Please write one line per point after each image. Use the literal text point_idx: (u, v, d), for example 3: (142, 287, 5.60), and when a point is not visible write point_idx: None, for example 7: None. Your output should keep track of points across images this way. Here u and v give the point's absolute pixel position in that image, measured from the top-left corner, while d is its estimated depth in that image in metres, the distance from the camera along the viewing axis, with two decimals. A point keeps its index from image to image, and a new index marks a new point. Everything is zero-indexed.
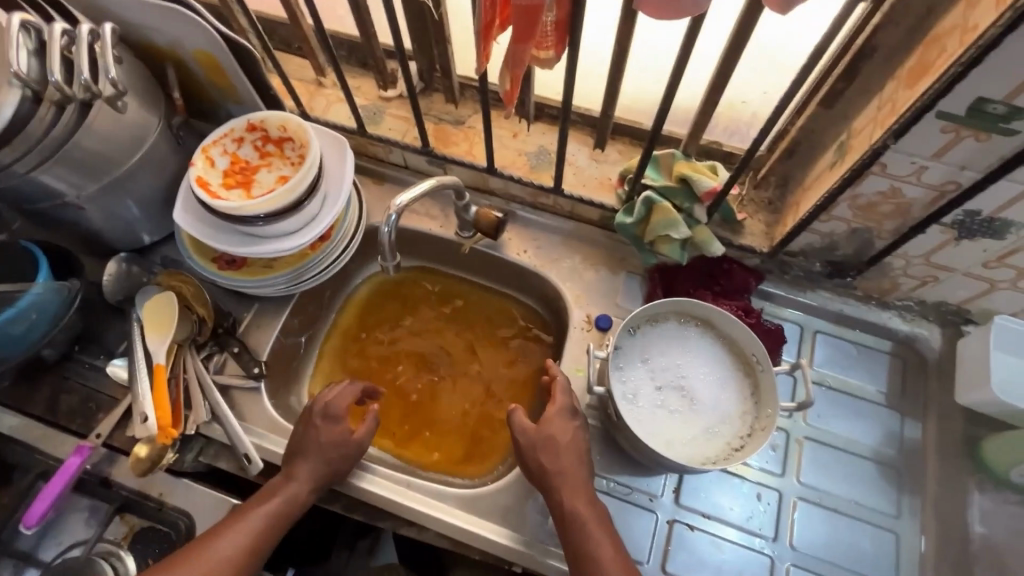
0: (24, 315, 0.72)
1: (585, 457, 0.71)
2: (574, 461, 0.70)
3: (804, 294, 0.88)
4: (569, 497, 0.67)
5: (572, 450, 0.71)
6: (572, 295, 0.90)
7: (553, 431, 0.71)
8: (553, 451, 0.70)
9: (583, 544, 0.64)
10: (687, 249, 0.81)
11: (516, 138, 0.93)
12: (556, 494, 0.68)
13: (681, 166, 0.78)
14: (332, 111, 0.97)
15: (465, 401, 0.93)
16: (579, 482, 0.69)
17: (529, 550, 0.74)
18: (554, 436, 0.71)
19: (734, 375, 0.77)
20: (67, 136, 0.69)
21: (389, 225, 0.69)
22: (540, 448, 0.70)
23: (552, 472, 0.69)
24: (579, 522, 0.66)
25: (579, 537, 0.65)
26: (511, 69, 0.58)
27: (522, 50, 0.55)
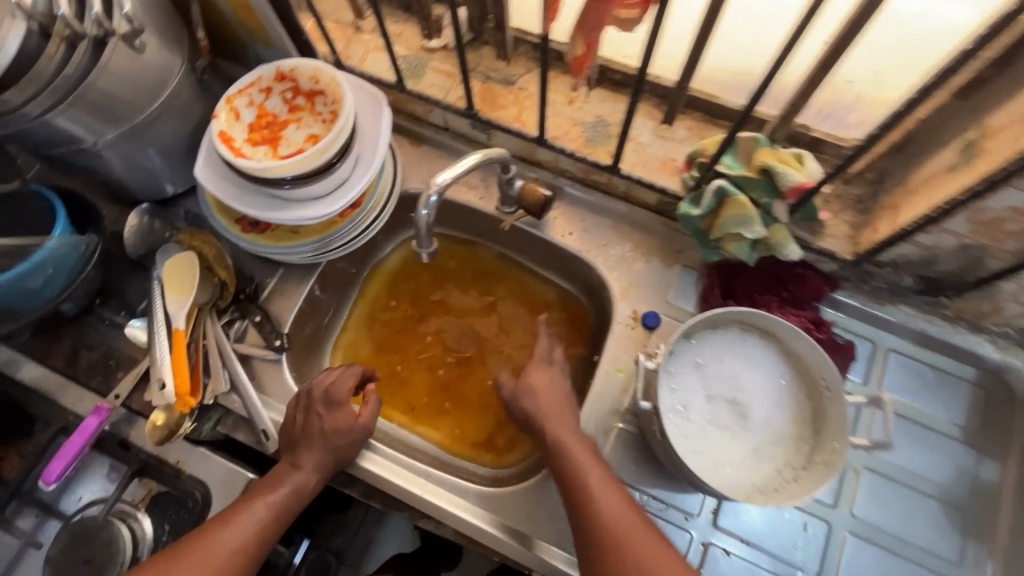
0: (41, 270, 0.68)
1: (570, 404, 0.70)
2: (558, 403, 0.70)
3: (882, 308, 0.78)
4: (552, 430, 0.66)
5: (553, 393, 0.71)
6: (619, 287, 0.82)
7: (533, 378, 0.72)
8: (535, 392, 0.70)
9: (571, 466, 0.63)
10: (757, 249, 0.71)
11: (571, 105, 0.82)
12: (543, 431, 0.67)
13: (764, 154, 0.67)
14: (370, 61, 0.88)
15: (491, 382, 0.87)
16: (566, 422, 0.68)
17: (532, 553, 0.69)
18: (534, 380, 0.71)
19: (795, 397, 0.68)
20: (82, 76, 0.62)
21: (429, 208, 0.62)
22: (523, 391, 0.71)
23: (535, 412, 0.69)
24: (565, 451, 0.64)
25: (566, 464, 0.63)
26: (588, 32, 0.49)
27: (607, 8, 0.47)
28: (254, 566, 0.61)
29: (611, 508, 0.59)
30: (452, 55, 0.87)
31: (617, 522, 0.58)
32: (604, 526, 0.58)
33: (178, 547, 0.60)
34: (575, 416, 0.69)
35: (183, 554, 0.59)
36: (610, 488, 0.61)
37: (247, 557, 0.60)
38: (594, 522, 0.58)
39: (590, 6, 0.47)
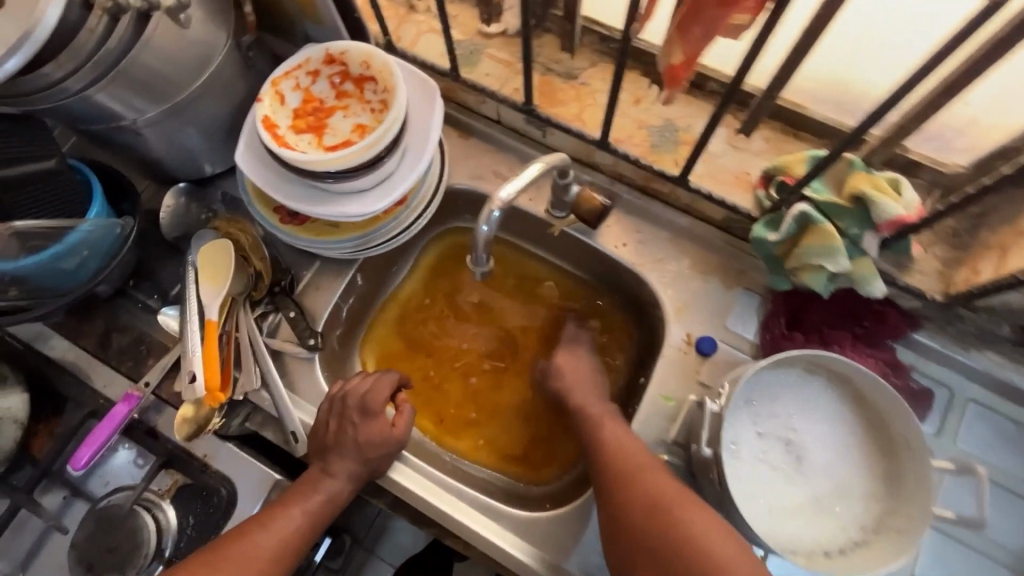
0: (76, 251, 0.66)
1: (598, 378, 0.75)
2: (584, 374, 0.74)
3: (967, 355, 0.70)
4: (578, 396, 0.71)
5: (581, 364, 0.75)
6: (673, 307, 0.75)
7: (560, 358, 0.76)
8: (563, 361, 0.75)
9: (593, 424, 0.67)
10: (835, 282, 0.64)
11: (638, 105, 0.76)
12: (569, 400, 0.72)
13: (858, 179, 0.60)
14: (423, 44, 0.83)
15: (527, 393, 0.83)
16: (591, 391, 0.72)
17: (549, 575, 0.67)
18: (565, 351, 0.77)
19: (864, 448, 0.62)
20: (123, 51, 0.58)
21: (489, 225, 0.57)
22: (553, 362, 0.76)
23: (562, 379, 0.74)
24: (590, 414, 0.69)
25: (589, 424, 0.68)
26: (695, 42, 0.43)
27: (724, 16, 0.40)
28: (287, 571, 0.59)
29: (626, 451, 0.62)
30: (511, 43, 0.81)
31: (632, 460, 0.61)
32: (617, 464, 0.61)
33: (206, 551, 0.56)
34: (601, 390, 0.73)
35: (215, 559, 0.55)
36: (628, 437, 0.64)
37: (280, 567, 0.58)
38: (610, 462, 0.62)
39: (702, 12, 0.41)
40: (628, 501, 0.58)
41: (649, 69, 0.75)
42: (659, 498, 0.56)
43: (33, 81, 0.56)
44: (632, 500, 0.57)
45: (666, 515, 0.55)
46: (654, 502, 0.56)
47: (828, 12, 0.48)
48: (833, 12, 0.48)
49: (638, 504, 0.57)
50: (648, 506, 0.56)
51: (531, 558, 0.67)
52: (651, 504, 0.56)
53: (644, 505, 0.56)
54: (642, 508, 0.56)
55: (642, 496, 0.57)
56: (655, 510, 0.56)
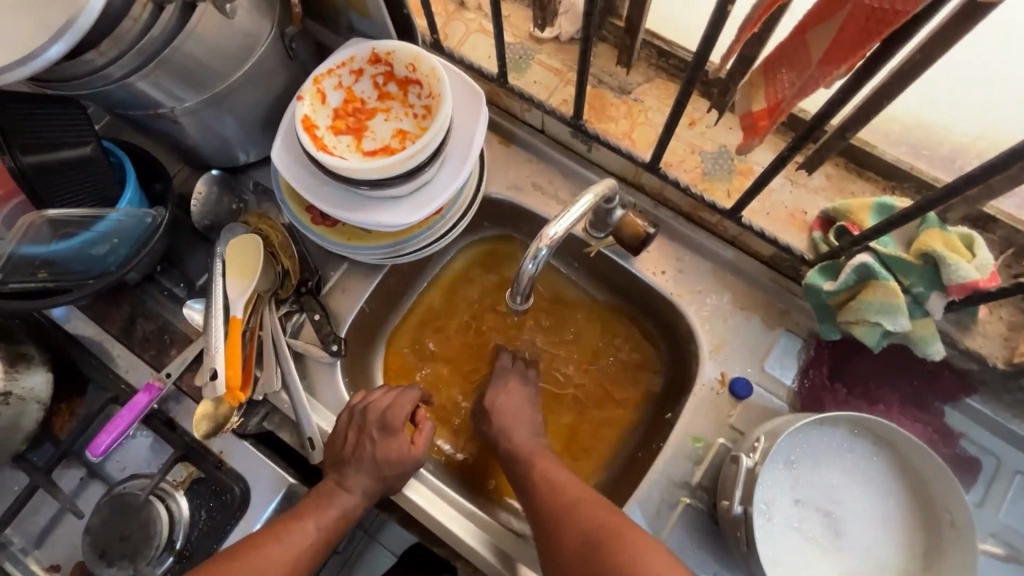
0: (106, 239, 0.65)
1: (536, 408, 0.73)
2: (521, 409, 0.72)
3: (1018, 424, 0.65)
4: (507, 434, 0.70)
5: (522, 396, 0.73)
6: (709, 344, 0.71)
7: (509, 381, 0.74)
8: (500, 397, 0.73)
9: (524, 461, 0.67)
10: (889, 338, 0.60)
11: (692, 128, 0.72)
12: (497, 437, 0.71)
13: (930, 237, 0.57)
14: (471, 44, 0.80)
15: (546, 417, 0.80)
16: (523, 425, 0.70)
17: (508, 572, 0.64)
18: (504, 385, 0.74)
19: (906, 520, 0.58)
20: (167, 39, 0.56)
21: (535, 262, 0.55)
22: (490, 398, 0.73)
23: (500, 412, 0.71)
24: (521, 451, 0.68)
25: (520, 461, 0.67)
26: (787, 94, 0.39)
27: (821, 72, 0.37)
28: None
29: (561, 487, 0.63)
30: (565, 50, 0.78)
31: (567, 496, 0.61)
32: (555, 500, 0.62)
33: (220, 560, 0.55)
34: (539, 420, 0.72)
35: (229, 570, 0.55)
36: (564, 473, 0.65)
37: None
38: (543, 500, 0.62)
39: (802, 63, 0.38)
40: (564, 537, 0.58)
41: (708, 90, 0.71)
42: (601, 530, 0.57)
43: (75, 67, 0.54)
44: (566, 537, 0.58)
45: (612, 544, 0.55)
46: (594, 536, 0.57)
47: (928, 59, 0.43)
48: (934, 60, 0.43)
49: (574, 541, 0.57)
50: (588, 542, 0.56)
51: (489, 552, 0.65)
52: (588, 541, 0.57)
53: (581, 541, 0.57)
54: (580, 543, 0.57)
55: (580, 531, 0.58)
56: (595, 544, 0.56)
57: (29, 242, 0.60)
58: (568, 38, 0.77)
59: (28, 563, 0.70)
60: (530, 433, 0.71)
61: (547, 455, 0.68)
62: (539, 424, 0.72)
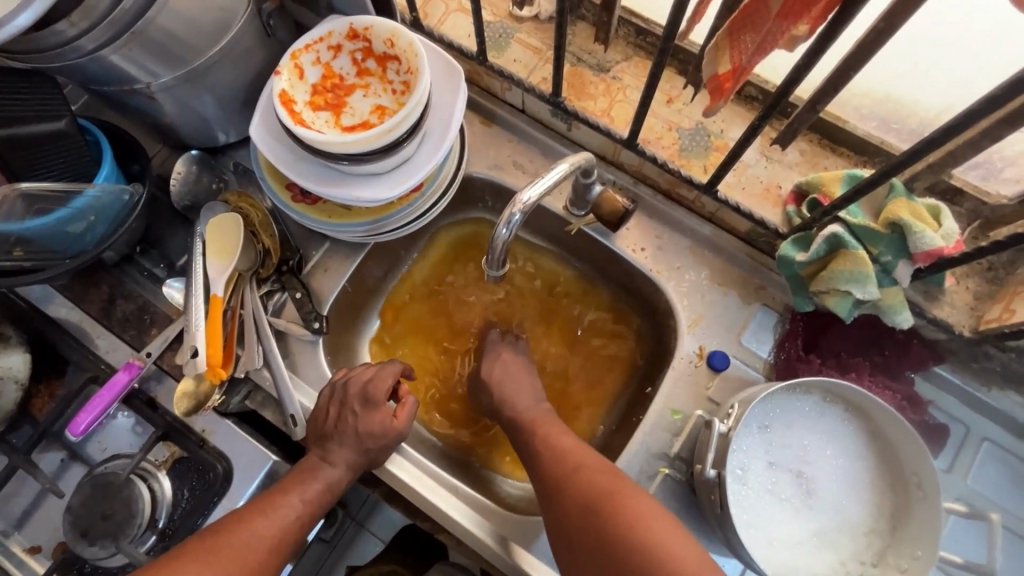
0: (82, 216, 0.65)
1: (534, 377, 0.75)
2: (520, 378, 0.73)
3: (986, 392, 0.67)
4: (509, 403, 0.71)
5: (519, 365, 0.75)
6: (687, 318, 0.72)
7: (504, 353, 0.76)
8: (495, 367, 0.74)
9: (528, 429, 0.67)
10: (860, 308, 0.62)
11: (670, 106, 0.73)
12: (498, 405, 0.71)
13: (898, 207, 0.58)
14: (450, 23, 0.80)
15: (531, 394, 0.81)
16: (524, 394, 0.71)
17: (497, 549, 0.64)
18: (498, 357, 0.75)
19: (874, 482, 0.60)
20: (141, 11, 0.56)
21: (509, 227, 0.55)
22: (487, 370, 0.74)
23: (494, 383, 0.73)
24: (524, 419, 0.69)
25: (523, 429, 0.68)
26: (747, 56, 0.41)
27: (781, 30, 0.38)
28: (286, 560, 0.57)
29: (566, 452, 0.63)
30: (543, 29, 0.78)
31: (572, 462, 0.61)
32: (558, 466, 0.61)
33: (209, 535, 0.54)
34: (538, 388, 0.73)
35: (218, 546, 0.53)
36: (566, 437, 0.65)
37: (278, 559, 0.56)
38: (547, 464, 0.62)
39: (759, 21, 0.39)
40: (567, 499, 0.58)
41: (684, 67, 0.72)
42: (599, 497, 0.56)
43: (46, 38, 0.53)
44: (570, 500, 0.58)
45: (610, 509, 0.55)
46: (596, 500, 0.56)
47: (888, 27, 0.45)
48: (896, 28, 0.45)
49: (579, 507, 0.57)
50: (588, 507, 0.56)
51: (495, 539, 0.65)
52: (587, 510, 0.56)
53: (585, 508, 0.56)
54: (581, 508, 0.57)
55: (582, 499, 0.57)
56: (595, 511, 0.55)
57: (3, 219, 0.59)
58: (548, 17, 0.78)
59: (10, 546, 0.70)
60: (530, 402, 0.71)
61: (549, 422, 0.68)
62: (540, 394, 0.72)
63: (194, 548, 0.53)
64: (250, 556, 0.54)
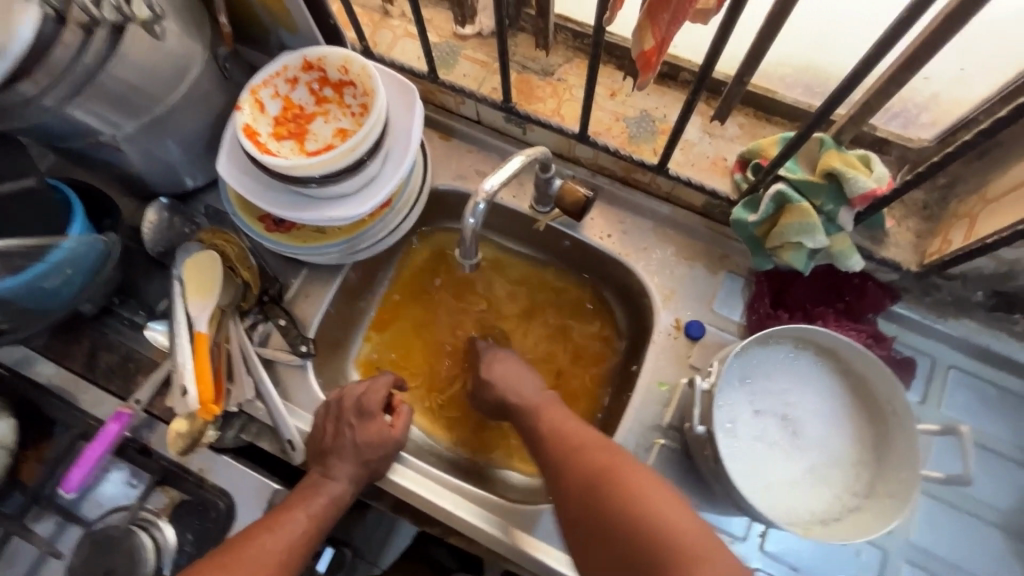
0: (58, 270, 0.65)
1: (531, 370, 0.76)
2: (519, 370, 0.74)
3: (943, 323, 0.72)
4: (513, 391, 0.72)
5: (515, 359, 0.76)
6: (661, 295, 0.76)
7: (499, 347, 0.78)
8: (495, 363, 0.75)
9: (531, 413, 0.68)
10: (815, 259, 0.67)
11: (614, 99, 0.78)
12: (503, 396, 0.72)
13: (831, 158, 0.62)
14: (399, 48, 0.83)
15: None
16: (527, 382, 0.72)
17: (506, 540, 0.66)
18: (494, 355, 0.76)
19: (855, 416, 0.63)
20: (99, 66, 0.58)
21: (475, 216, 0.58)
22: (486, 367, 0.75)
23: (494, 379, 0.73)
24: (527, 404, 0.70)
25: (528, 413, 0.69)
26: (665, 31, 0.46)
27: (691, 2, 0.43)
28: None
29: (567, 434, 0.63)
30: (487, 43, 0.82)
31: (574, 442, 0.62)
32: (559, 446, 0.62)
33: (218, 555, 0.54)
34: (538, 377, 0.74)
35: (226, 564, 0.53)
36: (569, 422, 0.65)
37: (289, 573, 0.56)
38: (549, 445, 0.64)
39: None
40: (569, 478, 0.59)
41: (622, 62, 0.77)
42: (598, 469, 0.57)
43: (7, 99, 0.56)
44: (571, 480, 0.59)
45: (607, 479, 0.55)
46: (597, 475, 0.56)
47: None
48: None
49: (579, 483, 0.57)
50: (588, 484, 0.56)
51: (502, 531, 0.66)
52: (588, 483, 0.56)
53: (586, 481, 0.57)
54: (582, 484, 0.57)
55: (582, 474, 0.58)
56: (595, 482, 0.56)
57: None
58: (490, 33, 0.82)
59: None
60: (533, 390, 0.72)
61: (551, 406, 0.69)
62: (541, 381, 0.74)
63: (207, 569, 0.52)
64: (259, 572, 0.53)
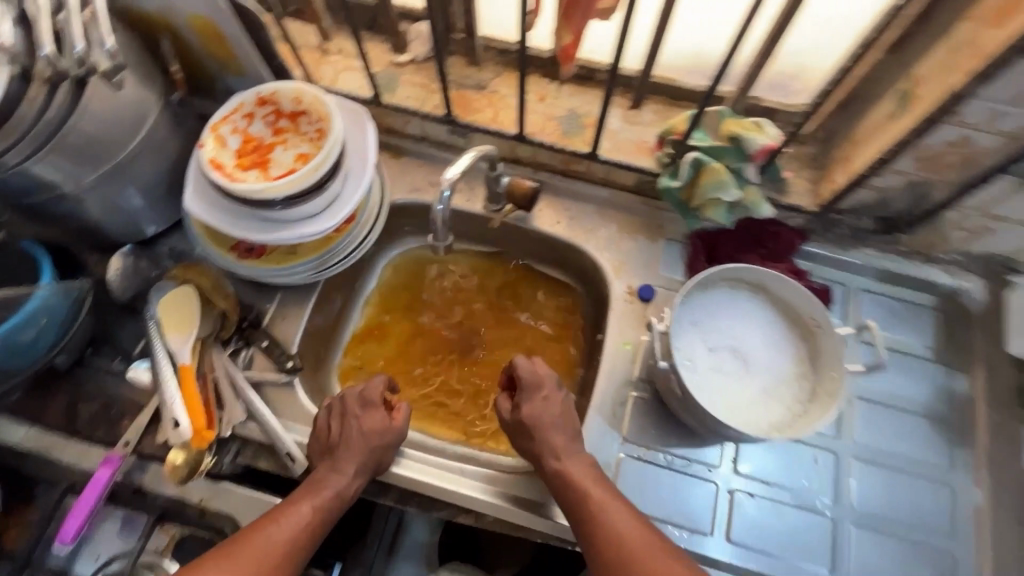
0: (34, 321, 0.66)
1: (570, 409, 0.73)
2: (562, 417, 0.71)
3: (849, 254, 0.84)
4: (554, 453, 0.68)
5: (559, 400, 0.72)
6: (612, 267, 0.85)
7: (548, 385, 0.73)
8: (538, 408, 0.71)
9: (573, 494, 0.65)
10: (734, 212, 0.78)
11: (543, 102, 0.88)
12: (540, 453, 0.69)
13: (729, 124, 0.74)
14: (342, 80, 0.90)
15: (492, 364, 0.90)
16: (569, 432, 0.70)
17: (510, 507, 0.71)
18: (539, 394, 0.72)
19: (793, 338, 0.73)
20: (62, 119, 0.62)
21: (443, 202, 0.65)
22: (529, 411, 0.71)
23: (533, 427, 0.70)
24: (569, 477, 0.66)
25: (569, 494, 0.66)
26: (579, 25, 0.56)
27: None
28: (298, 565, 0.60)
29: (615, 532, 0.61)
30: (422, 68, 0.91)
31: (622, 544, 0.61)
32: (609, 545, 0.61)
33: (228, 544, 0.58)
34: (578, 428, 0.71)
35: (233, 552, 0.57)
36: (614, 509, 0.63)
37: (291, 561, 0.59)
38: (599, 542, 0.62)
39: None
40: None
41: (545, 70, 0.87)
42: None
43: None
44: None
45: None
46: None
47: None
48: None
49: None
50: None
51: (507, 500, 0.71)
52: None
53: None
54: None
55: None
56: None
57: None
58: (424, 58, 0.91)
59: None
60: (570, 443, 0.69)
61: (595, 481, 0.66)
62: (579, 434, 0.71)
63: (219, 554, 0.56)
64: (262, 560, 0.57)
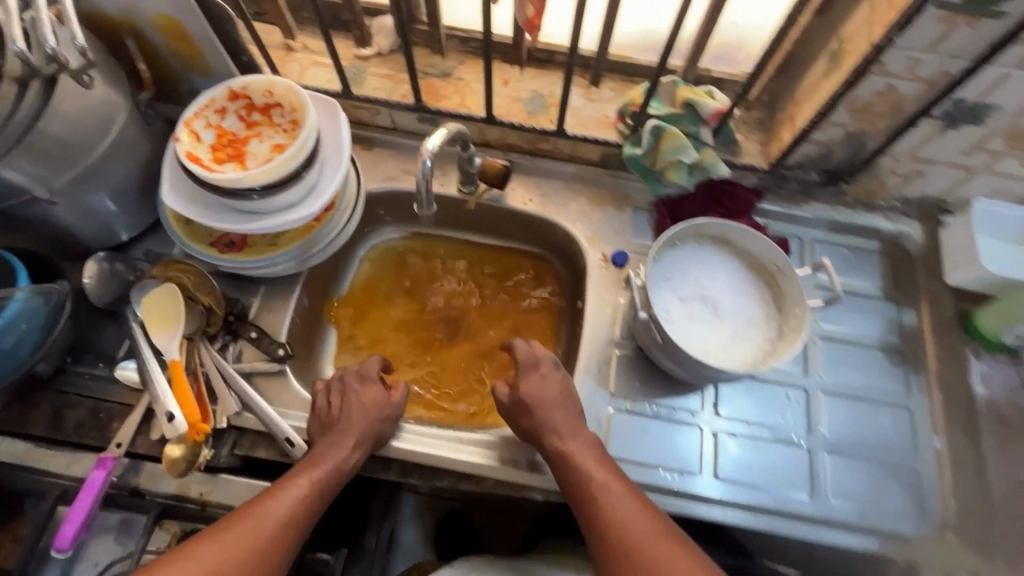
0: (13, 326, 0.65)
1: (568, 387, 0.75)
2: (560, 394, 0.74)
3: (801, 208, 0.91)
4: (557, 433, 0.70)
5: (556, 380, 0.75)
6: (585, 237, 0.89)
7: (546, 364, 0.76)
8: (536, 388, 0.73)
9: (577, 475, 0.67)
10: (694, 174, 0.83)
11: (507, 85, 0.91)
12: (541, 430, 0.71)
13: (683, 91, 0.80)
14: (309, 76, 0.92)
15: (479, 342, 0.93)
16: (568, 408, 0.73)
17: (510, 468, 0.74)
18: (538, 372, 0.75)
19: (757, 284, 0.79)
20: (33, 119, 0.62)
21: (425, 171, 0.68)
22: (526, 392, 0.73)
23: (532, 406, 0.72)
24: (571, 459, 0.68)
25: (572, 476, 0.68)
26: None
27: None
28: (297, 540, 0.60)
29: (618, 512, 0.64)
30: (387, 60, 0.94)
31: (624, 525, 0.63)
32: (610, 525, 0.63)
33: (226, 522, 0.58)
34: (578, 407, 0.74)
35: (233, 526, 0.57)
36: (615, 490, 0.65)
37: (290, 535, 0.59)
38: (602, 520, 0.64)
39: None
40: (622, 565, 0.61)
41: (506, 55, 0.91)
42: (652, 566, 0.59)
43: None
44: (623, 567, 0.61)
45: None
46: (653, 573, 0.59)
47: None
48: None
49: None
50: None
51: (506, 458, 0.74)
52: None
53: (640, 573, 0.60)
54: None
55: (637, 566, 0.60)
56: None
57: None
58: (388, 50, 0.94)
59: None
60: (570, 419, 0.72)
61: (597, 464, 0.68)
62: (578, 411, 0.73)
63: (217, 530, 0.57)
64: (262, 532, 0.58)
